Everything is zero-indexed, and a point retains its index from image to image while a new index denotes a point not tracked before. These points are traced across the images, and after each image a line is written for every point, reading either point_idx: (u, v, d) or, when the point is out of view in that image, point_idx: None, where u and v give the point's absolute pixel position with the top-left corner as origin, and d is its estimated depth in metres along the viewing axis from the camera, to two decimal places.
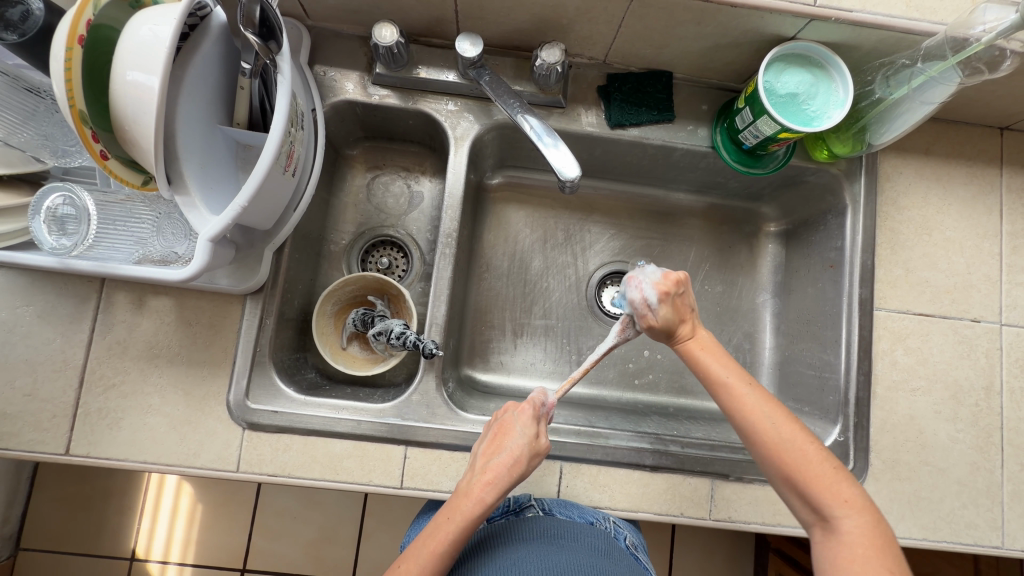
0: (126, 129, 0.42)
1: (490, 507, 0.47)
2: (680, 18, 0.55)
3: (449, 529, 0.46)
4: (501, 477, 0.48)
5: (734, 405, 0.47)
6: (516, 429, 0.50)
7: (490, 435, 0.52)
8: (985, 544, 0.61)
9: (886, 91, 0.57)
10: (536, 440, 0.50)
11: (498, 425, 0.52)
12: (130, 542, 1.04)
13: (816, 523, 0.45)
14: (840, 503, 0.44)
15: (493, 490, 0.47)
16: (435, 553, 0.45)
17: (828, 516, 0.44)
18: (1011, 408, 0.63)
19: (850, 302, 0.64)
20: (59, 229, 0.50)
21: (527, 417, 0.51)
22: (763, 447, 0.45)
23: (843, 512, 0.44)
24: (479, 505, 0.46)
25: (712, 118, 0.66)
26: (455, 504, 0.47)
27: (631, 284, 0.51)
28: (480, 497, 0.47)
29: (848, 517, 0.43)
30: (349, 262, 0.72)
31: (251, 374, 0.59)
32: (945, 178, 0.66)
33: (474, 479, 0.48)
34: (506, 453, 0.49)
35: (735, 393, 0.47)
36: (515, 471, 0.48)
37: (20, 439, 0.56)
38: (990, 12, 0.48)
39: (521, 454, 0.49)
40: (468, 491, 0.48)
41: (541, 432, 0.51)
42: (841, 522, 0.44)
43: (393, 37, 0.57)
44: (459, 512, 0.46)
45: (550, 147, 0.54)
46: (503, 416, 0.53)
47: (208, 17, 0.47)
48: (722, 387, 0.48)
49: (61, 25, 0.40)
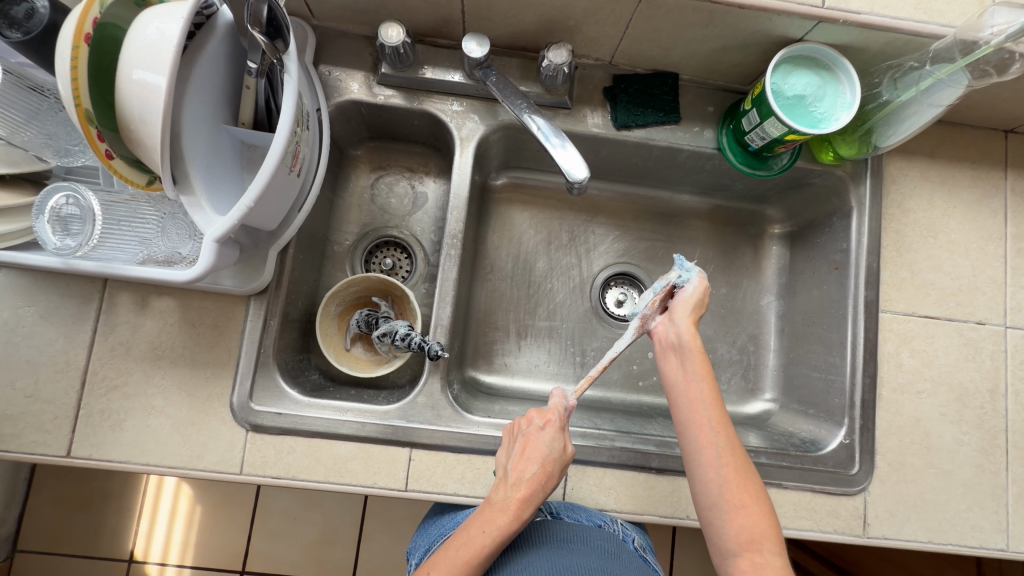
0: (132, 128, 0.42)
1: (524, 522, 0.47)
2: (688, 20, 0.55)
3: (484, 541, 0.46)
4: (535, 492, 0.48)
5: (717, 421, 0.47)
6: (547, 444, 0.50)
7: (515, 448, 0.51)
8: (991, 546, 0.61)
9: (893, 93, 0.56)
10: (564, 450, 0.51)
11: (522, 440, 0.51)
12: (128, 543, 1.03)
13: (742, 553, 0.43)
14: (773, 539, 0.44)
15: (529, 505, 0.47)
16: (469, 563, 0.45)
17: (760, 548, 0.43)
18: (1016, 410, 0.63)
19: (856, 304, 0.64)
20: (63, 229, 0.49)
21: (556, 430, 0.51)
22: (732, 468, 0.45)
23: (774, 548, 0.43)
24: (516, 521, 0.46)
25: (718, 120, 0.65)
26: (490, 517, 0.47)
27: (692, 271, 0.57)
28: (518, 513, 0.47)
29: (775, 552, 0.43)
30: (353, 262, 0.72)
31: (255, 376, 0.58)
32: (950, 181, 0.66)
33: (508, 494, 0.47)
34: (538, 467, 0.49)
35: (720, 412, 0.48)
36: (548, 485, 0.49)
37: (22, 441, 0.55)
38: (999, 15, 0.49)
39: (553, 466, 0.49)
40: (504, 505, 0.47)
41: (567, 441, 0.51)
42: (770, 556, 0.43)
43: (400, 37, 0.57)
44: (496, 525, 0.46)
45: (558, 147, 0.54)
46: (527, 428, 0.52)
47: (215, 15, 0.47)
48: (711, 402, 0.48)
49: (67, 24, 0.39)
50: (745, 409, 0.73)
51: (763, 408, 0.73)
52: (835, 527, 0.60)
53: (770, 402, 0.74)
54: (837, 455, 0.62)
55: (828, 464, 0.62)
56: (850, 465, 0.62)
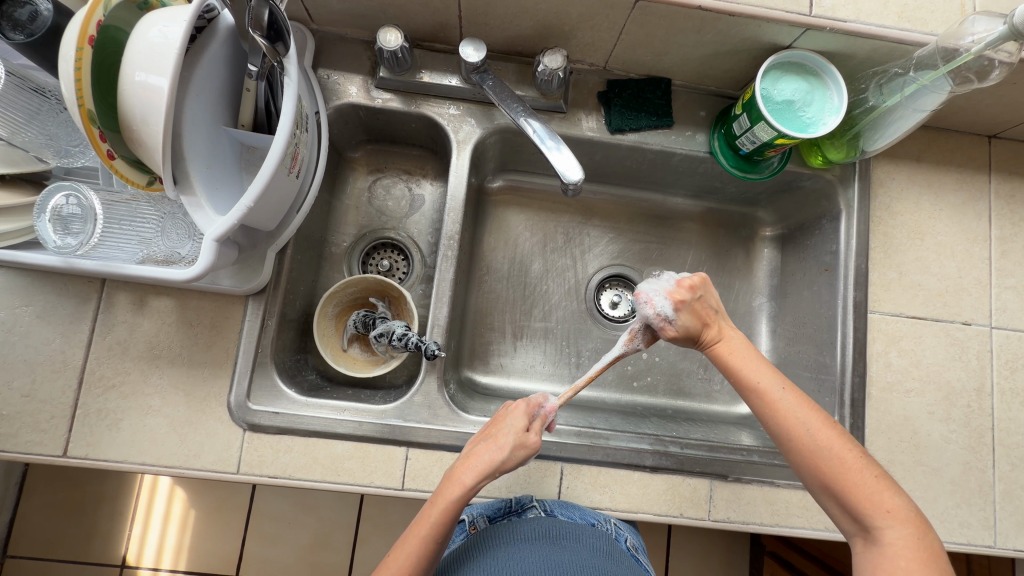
0: (134, 129, 0.42)
1: (469, 491, 0.47)
2: (680, 27, 0.56)
3: (430, 510, 0.47)
4: (482, 463, 0.48)
5: (774, 413, 0.45)
6: (506, 420, 0.51)
7: (485, 429, 0.53)
8: (978, 543, 0.62)
9: (879, 98, 0.58)
10: (521, 428, 0.50)
11: (493, 419, 0.53)
12: (120, 549, 1.02)
13: (857, 533, 0.44)
14: (880, 512, 0.43)
15: (472, 473, 0.47)
16: (414, 534, 0.46)
17: (867, 524, 0.43)
18: (1002, 409, 0.65)
19: (845, 305, 0.65)
20: (63, 228, 0.50)
21: (517, 408, 0.52)
22: (801, 453, 0.45)
23: (888, 523, 0.43)
24: (456, 488, 0.47)
25: (710, 124, 0.67)
26: (438, 488, 0.48)
27: (641, 300, 0.50)
28: (460, 480, 0.47)
29: (891, 528, 0.43)
30: (350, 263, 0.72)
31: (252, 375, 0.59)
32: (936, 184, 0.68)
33: (457, 465, 0.49)
34: (489, 440, 0.49)
35: (770, 400, 0.46)
36: (497, 457, 0.48)
37: (18, 441, 0.55)
38: (979, 23, 0.51)
39: (503, 440, 0.49)
40: (451, 473, 0.48)
41: (531, 426, 0.51)
42: (883, 532, 0.43)
43: (398, 42, 0.58)
44: (439, 494, 0.47)
45: (554, 150, 0.55)
46: (499, 411, 0.54)
47: (216, 20, 0.48)
48: (756, 395, 0.46)
49: (71, 26, 0.40)
50: (737, 409, 0.74)
51: None
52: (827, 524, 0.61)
53: None
54: None
55: None
56: None
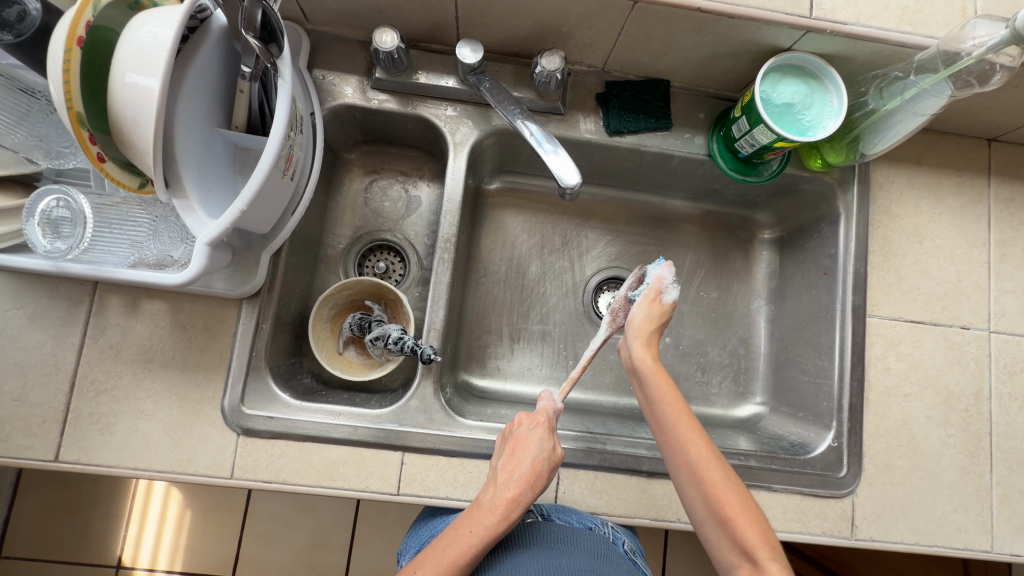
0: (125, 131, 0.42)
1: (512, 523, 0.48)
2: (679, 28, 0.56)
3: (471, 541, 0.46)
4: (524, 493, 0.49)
5: (689, 438, 0.48)
6: (535, 444, 0.51)
7: (505, 450, 0.52)
8: (976, 548, 0.62)
9: (878, 102, 0.58)
10: (553, 452, 0.52)
11: (513, 439, 0.53)
12: (116, 549, 1.02)
13: (741, 566, 0.44)
14: (767, 546, 0.44)
15: (516, 507, 0.48)
16: (456, 563, 0.45)
17: (755, 558, 0.44)
18: (1000, 414, 0.64)
19: (844, 309, 0.65)
20: (53, 232, 0.49)
21: (544, 430, 0.53)
22: (707, 481, 0.46)
23: (770, 556, 0.44)
24: (503, 521, 0.47)
25: (709, 127, 0.66)
26: (478, 518, 0.47)
27: (665, 267, 0.58)
28: (505, 513, 0.47)
29: (773, 561, 0.43)
30: (346, 265, 0.72)
31: (247, 380, 0.58)
32: (935, 188, 0.68)
33: (497, 495, 0.48)
34: (526, 468, 0.50)
35: (688, 427, 0.48)
36: (537, 486, 0.50)
37: (9, 445, 0.54)
38: (980, 27, 0.50)
39: (541, 467, 0.50)
40: (492, 505, 0.48)
41: (556, 443, 0.53)
42: (767, 565, 0.43)
43: (394, 42, 0.57)
44: (483, 526, 0.47)
45: (550, 153, 0.54)
46: (517, 430, 0.53)
47: (208, 19, 0.47)
48: (677, 420, 0.49)
49: (60, 26, 0.39)
50: (734, 413, 0.74)
51: (753, 411, 0.74)
52: (824, 529, 0.61)
53: (760, 405, 0.74)
54: (826, 458, 0.63)
55: (817, 466, 0.62)
56: (838, 468, 0.62)
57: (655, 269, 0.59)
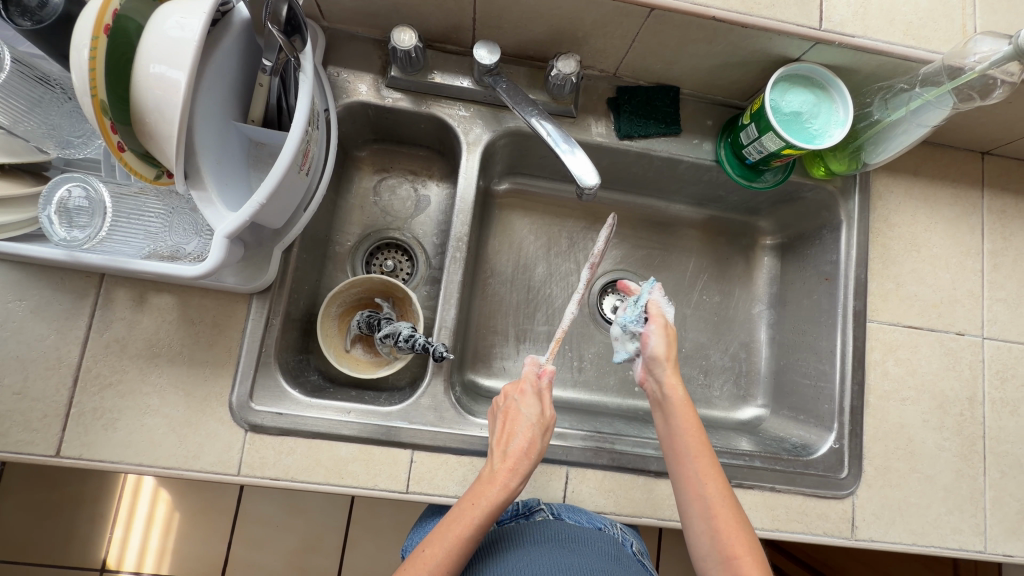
0: (148, 122, 0.41)
1: (514, 493, 0.48)
2: (693, 37, 0.57)
3: (474, 513, 0.46)
4: (521, 462, 0.50)
5: (706, 474, 0.49)
6: (524, 412, 0.53)
7: (498, 423, 0.54)
8: (970, 548, 0.63)
9: (883, 113, 0.59)
10: (542, 416, 0.53)
11: (503, 413, 0.54)
12: (101, 552, 0.99)
13: None
14: None
15: (516, 475, 0.49)
16: (461, 538, 0.45)
17: None
18: (993, 418, 0.66)
19: (845, 314, 0.67)
20: (67, 221, 0.48)
21: (531, 397, 0.54)
22: (722, 520, 0.47)
23: None
24: (503, 490, 0.48)
25: (716, 133, 0.68)
26: (480, 490, 0.48)
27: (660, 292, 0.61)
28: (504, 482, 0.48)
29: None
30: (354, 263, 0.72)
31: (255, 376, 0.58)
32: (932, 198, 0.70)
33: (496, 467, 0.49)
34: (519, 437, 0.51)
35: (708, 464, 0.50)
36: (532, 452, 0.51)
37: (8, 440, 0.53)
38: (983, 43, 0.52)
39: (534, 433, 0.51)
40: (492, 477, 0.49)
41: (545, 407, 0.54)
42: None
43: (412, 41, 0.58)
44: (485, 497, 0.47)
45: (568, 153, 0.55)
46: (505, 403, 0.55)
47: (231, 12, 0.47)
48: (699, 455, 0.50)
49: (87, 14, 0.39)
50: (735, 415, 0.75)
51: (753, 413, 0.75)
52: (825, 529, 0.62)
53: (760, 408, 0.76)
54: (827, 460, 0.64)
55: (819, 468, 0.64)
56: (839, 470, 0.64)
57: (651, 291, 0.60)
